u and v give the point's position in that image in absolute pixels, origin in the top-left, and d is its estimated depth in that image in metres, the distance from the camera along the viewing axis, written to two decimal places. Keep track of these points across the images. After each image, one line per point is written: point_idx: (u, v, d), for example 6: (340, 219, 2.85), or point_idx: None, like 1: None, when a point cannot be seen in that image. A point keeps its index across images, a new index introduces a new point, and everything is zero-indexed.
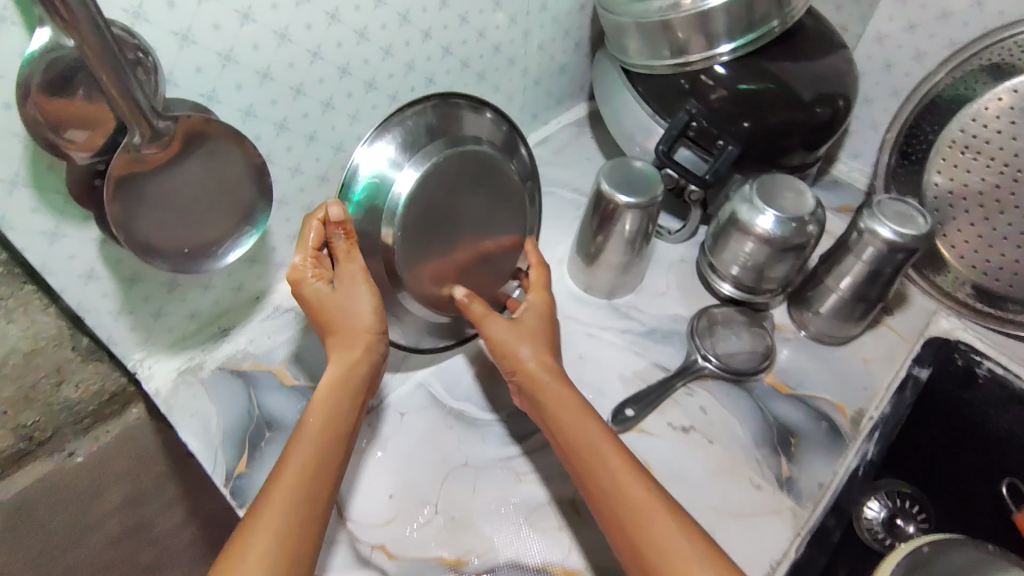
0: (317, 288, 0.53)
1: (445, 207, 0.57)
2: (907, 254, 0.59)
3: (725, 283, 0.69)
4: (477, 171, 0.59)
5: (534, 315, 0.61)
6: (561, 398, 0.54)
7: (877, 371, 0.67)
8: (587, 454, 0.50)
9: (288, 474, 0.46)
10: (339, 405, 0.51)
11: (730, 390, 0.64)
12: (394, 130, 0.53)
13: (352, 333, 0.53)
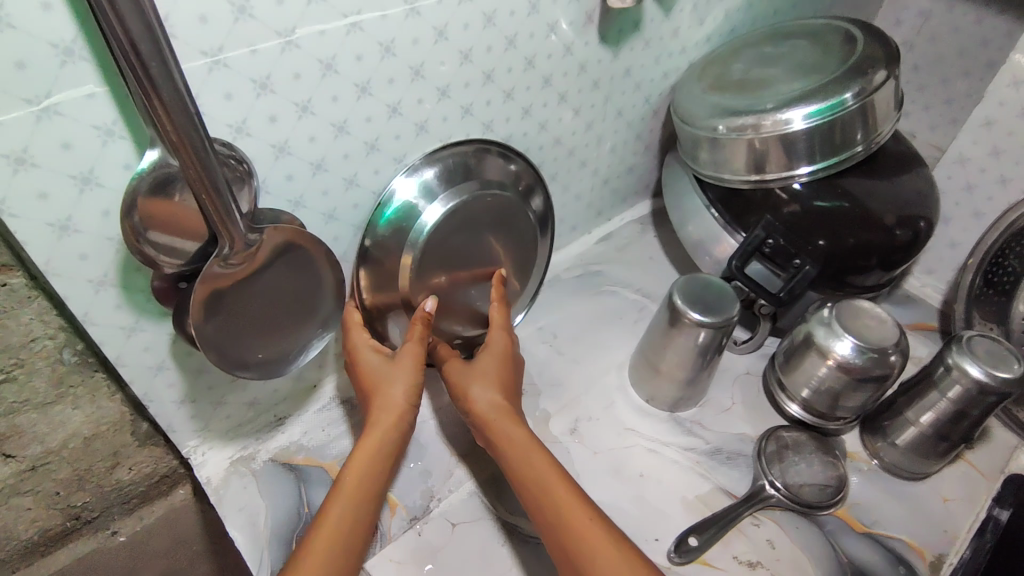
0: (372, 358, 0.56)
1: (459, 244, 0.62)
2: (998, 397, 0.56)
3: (793, 404, 0.67)
4: (494, 215, 0.63)
5: (490, 358, 0.60)
6: (504, 431, 0.55)
7: (957, 511, 0.63)
8: (532, 479, 0.51)
9: (324, 532, 0.47)
10: (374, 468, 0.52)
11: (799, 523, 0.60)
12: (436, 165, 0.58)
13: (389, 400, 0.54)
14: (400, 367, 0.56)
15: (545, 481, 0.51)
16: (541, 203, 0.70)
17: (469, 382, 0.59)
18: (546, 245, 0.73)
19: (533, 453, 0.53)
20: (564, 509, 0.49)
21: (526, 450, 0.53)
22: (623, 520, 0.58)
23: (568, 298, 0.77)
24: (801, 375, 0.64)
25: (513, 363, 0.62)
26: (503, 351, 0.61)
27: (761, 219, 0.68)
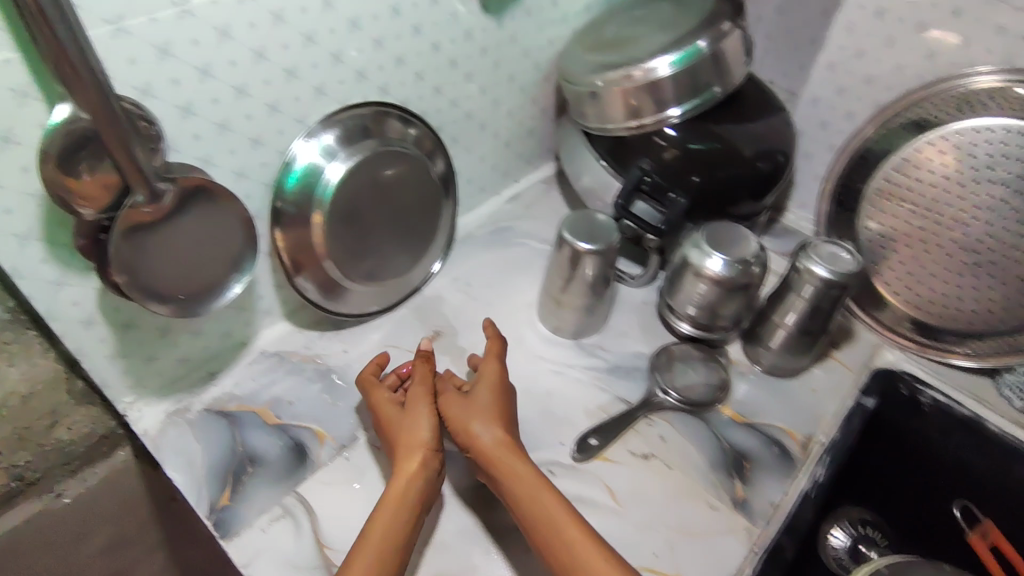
0: (391, 411, 0.61)
1: (369, 201, 0.67)
2: (840, 289, 0.66)
3: (683, 323, 0.75)
4: (399, 172, 0.69)
5: (485, 391, 0.62)
6: (512, 470, 0.56)
7: (824, 399, 0.73)
8: (545, 527, 0.53)
9: None
10: (397, 515, 0.53)
11: (688, 420, 0.69)
12: (335, 128, 0.64)
13: (410, 446, 0.58)
14: (416, 415, 0.60)
15: (558, 525, 0.52)
16: (441, 168, 0.77)
17: (469, 419, 0.60)
18: (450, 206, 0.80)
19: (544, 495, 0.54)
20: (583, 554, 0.51)
21: (538, 497, 0.54)
22: (531, 431, 0.66)
23: (481, 250, 0.84)
24: (685, 297, 0.72)
25: (507, 395, 0.63)
26: (499, 383, 0.63)
27: (640, 161, 0.77)
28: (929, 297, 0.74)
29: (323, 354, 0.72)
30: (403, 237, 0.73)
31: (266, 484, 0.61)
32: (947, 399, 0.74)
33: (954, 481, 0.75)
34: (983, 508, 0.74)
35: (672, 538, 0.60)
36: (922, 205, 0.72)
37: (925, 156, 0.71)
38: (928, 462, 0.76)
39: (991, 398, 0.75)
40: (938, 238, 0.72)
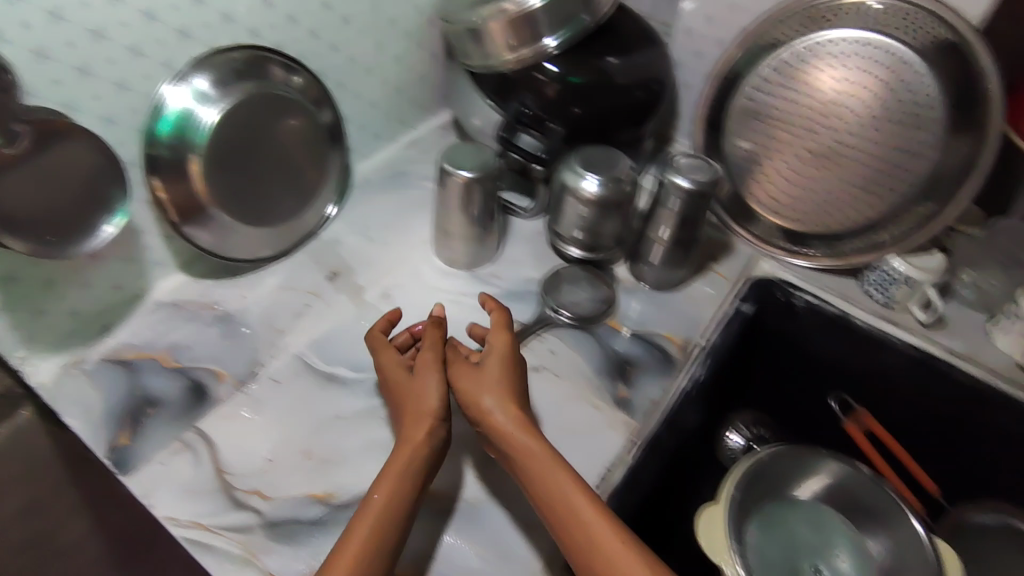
0: (401, 379, 0.61)
1: (248, 144, 0.68)
2: (703, 198, 0.70)
3: (573, 247, 0.79)
4: (277, 115, 0.70)
5: (494, 360, 0.61)
6: (520, 445, 0.55)
7: (703, 307, 0.79)
8: (558, 505, 0.52)
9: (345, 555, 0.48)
10: (397, 485, 0.53)
11: (575, 334, 0.74)
12: (207, 71, 0.64)
13: (416, 415, 0.58)
14: (424, 382, 0.59)
15: (570, 502, 0.51)
16: (332, 117, 0.78)
17: (479, 392, 0.59)
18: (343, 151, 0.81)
19: (554, 472, 0.53)
20: (593, 532, 0.50)
21: (551, 473, 0.53)
22: None
23: (379, 195, 0.86)
24: (569, 221, 0.76)
25: (517, 366, 0.62)
26: (507, 353, 0.62)
27: (519, 95, 0.80)
28: (790, 206, 0.81)
29: (221, 300, 0.73)
30: (291, 180, 0.74)
31: (165, 424, 0.62)
32: (817, 299, 0.81)
33: (829, 374, 0.84)
34: (858, 398, 0.83)
35: (561, 437, 0.64)
36: (779, 121, 0.78)
37: (778, 74, 0.76)
38: (808, 361, 0.84)
39: (855, 295, 0.82)
40: (793, 150, 0.78)
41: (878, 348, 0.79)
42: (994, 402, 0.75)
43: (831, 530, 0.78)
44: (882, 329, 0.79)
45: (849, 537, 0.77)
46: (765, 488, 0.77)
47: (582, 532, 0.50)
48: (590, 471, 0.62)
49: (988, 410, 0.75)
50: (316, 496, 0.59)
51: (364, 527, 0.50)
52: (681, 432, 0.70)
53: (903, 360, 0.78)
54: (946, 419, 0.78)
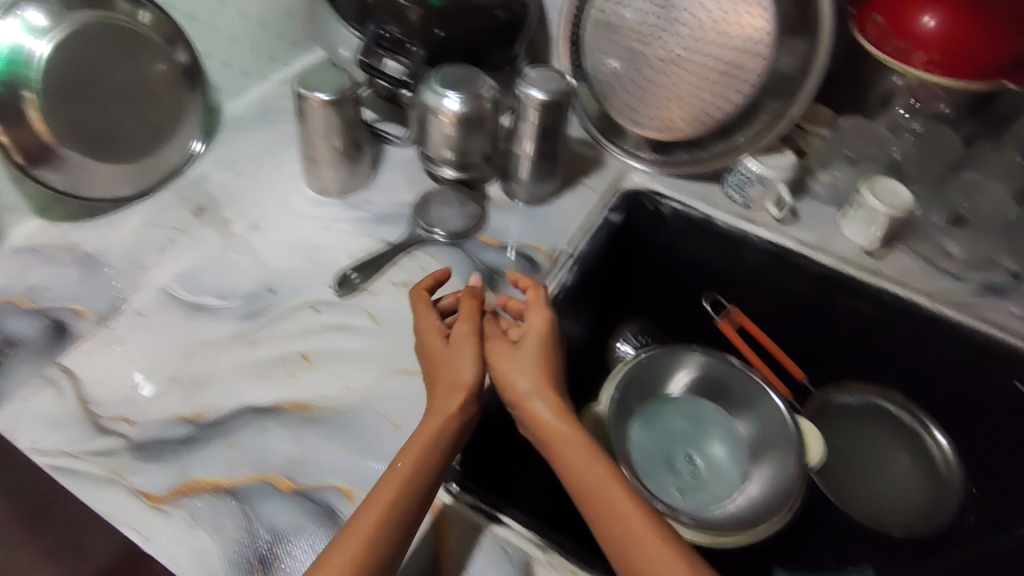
0: (439, 347, 0.60)
1: (86, 77, 0.67)
2: (557, 108, 0.72)
3: (446, 168, 0.79)
4: (117, 48, 0.69)
5: (535, 340, 0.61)
6: (556, 431, 0.56)
7: (572, 217, 0.81)
8: (594, 491, 0.53)
9: (366, 519, 0.49)
10: (425, 459, 0.53)
11: (446, 250, 0.76)
12: (40, 5, 0.63)
13: (451, 387, 0.57)
14: (461, 352, 0.59)
15: (602, 489, 0.53)
16: (187, 56, 0.77)
17: (515, 372, 0.59)
18: (200, 91, 0.81)
19: (589, 458, 0.55)
20: (622, 518, 0.51)
21: (584, 460, 0.55)
22: (296, 279, 0.71)
23: (249, 132, 0.85)
24: (434, 142, 0.76)
25: (556, 348, 0.62)
26: (548, 332, 0.62)
27: (378, 19, 0.80)
28: (654, 116, 0.83)
29: (82, 242, 0.71)
30: (141, 115, 0.73)
31: (25, 363, 0.62)
32: (683, 206, 0.86)
33: (701, 277, 0.88)
34: (728, 296, 0.87)
35: None
36: (634, 30, 0.79)
37: None
38: (682, 266, 0.89)
39: (718, 200, 0.86)
40: (650, 59, 0.80)
41: (738, 247, 0.84)
42: (841, 286, 0.81)
43: (708, 420, 0.83)
44: (742, 229, 0.84)
45: (723, 424, 0.83)
46: (639, 390, 0.83)
47: (616, 521, 0.51)
48: None
49: (837, 295, 0.81)
50: (184, 416, 0.60)
51: (388, 493, 0.51)
52: None
53: (762, 256, 0.83)
54: (805, 310, 0.84)
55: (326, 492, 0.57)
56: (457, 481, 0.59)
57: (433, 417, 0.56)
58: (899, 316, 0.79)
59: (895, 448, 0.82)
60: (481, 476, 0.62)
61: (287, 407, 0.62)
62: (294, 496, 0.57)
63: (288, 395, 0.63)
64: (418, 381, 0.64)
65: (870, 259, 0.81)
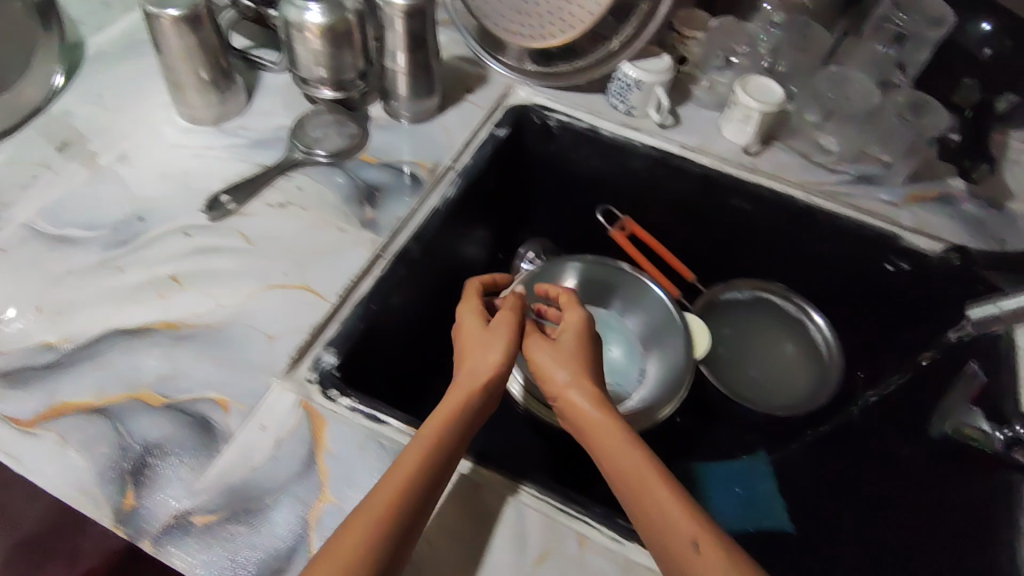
0: (473, 333, 0.63)
1: None
2: (422, 15, 0.71)
3: (325, 89, 0.78)
4: None
5: (570, 334, 0.64)
6: (588, 416, 0.57)
7: (454, 133, 0.81)
8: (629, 475, 0.52)
9: (389, 485, 0.49)
10: (450, 434, 0.54)
11: (323, 169, 0.75)
12: None
13: (480, 363, 0.60)
14: (494, 333, 0.62)
15: (633, 469, 0.52)
16: None
17: (549, 362, 0.62)
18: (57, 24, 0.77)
19: (622, 440, 0.54)
20: (654, 497, 0.50)
21: (616, 440, 0.54)
22: (167, 206, 0.70)
23: (116, 65, 0.82)
24: (305, 60, 0.75)
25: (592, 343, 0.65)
26: (586, 329, 0.65)
27: None
28: (530, 25, 0.83)
29: None
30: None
31: None
32: (569, 118, 0.85)
33: (591, 187, 0.90)
34: (621, 208, 0.91)
35: (302, 260, 0.67)
36: None
37: None
38: (577, 178, 0.90)
39: (601, 109, 0.86)
40: None
41: (624, 154, 0.84)
42: (721, 184, 0.81)
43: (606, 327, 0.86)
44: (626, 137, 0.84)
45: (620, 329, 0.86)
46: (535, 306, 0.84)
47: (648, 500, 0.50)
48: (331, 283, 0.66)
49: (718, 193, 0.82)
50: (50, 343, 0.60)
51: (411, 464, 0.50)
52: (433, 247, 0.74)
53: (646, 161, 0.84)
54: (691, 211, 0.86)
55: (198, 404, 0.58)
56: (337, 388, 0.60)
57: (462, 391, 0.58)
58: (777, 209, 0.81)
59: (781, 336, 0.88)
60: (358, 380, 0.64)
61: (157, 326, 0.62)
62: (165, 410, 0.58)
63: (160, 315, 0.63)
64: (292, 295, 0.65)
65: (747, 157, 0.83)
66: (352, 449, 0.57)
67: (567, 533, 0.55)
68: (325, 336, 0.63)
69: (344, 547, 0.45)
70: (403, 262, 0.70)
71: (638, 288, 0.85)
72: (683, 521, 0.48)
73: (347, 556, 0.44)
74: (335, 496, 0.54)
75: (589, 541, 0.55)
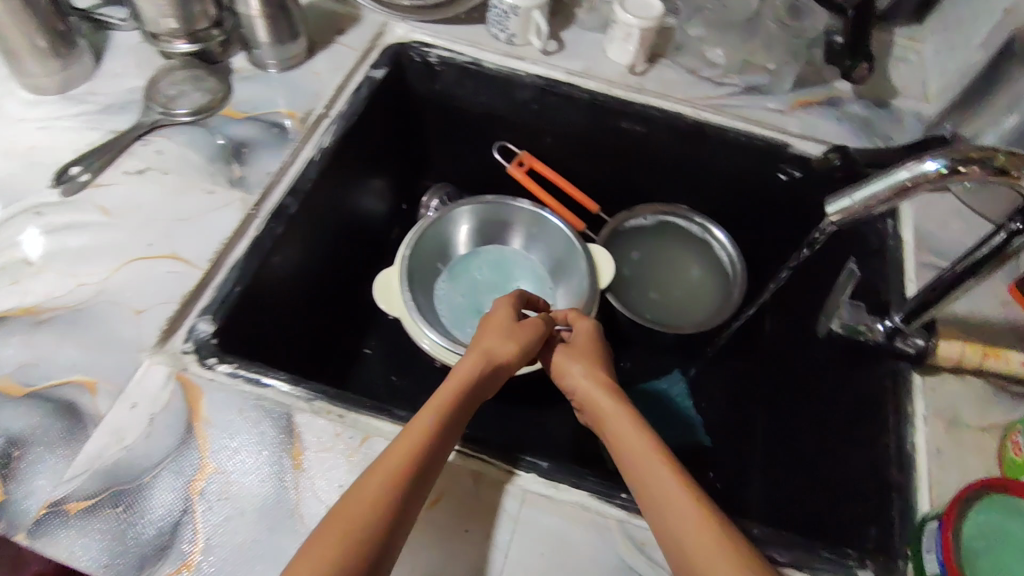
0: (503, 316, 0.65)
1: None
2: None
3: (180, 42, 0.72)
4: None
5: (587, 338, 0.68)
6: (600, 405, 0.60)
7: (327, 79, 0.77)
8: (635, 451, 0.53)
9: (408, 442, 0.50)
10: (462, 407, 0.55)
11: (186, 130, 0.70)
12: None
13: (503, 346, 0.62)
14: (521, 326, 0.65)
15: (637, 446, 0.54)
16: None
17: (570, 364, 0.65)
18: None
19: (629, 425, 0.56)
20: (658, 474, 0.51)
21: (627, 422, 0.56)
22: (14, 186, 0.65)
23: None
24: (147, 12, 0.69)
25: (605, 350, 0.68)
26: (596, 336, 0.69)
27: None
28: None
29: None
30: None
31: None
32: (449, 52, 0.81)
33: (484, 125, 0.87)
34: (515, 142, 0.88)
35: (168, 227, 0.63)
36: None
37: None
38: (467, 116, 0.87)
39: (483, 41, 0.82)
40: None
41: (510, 87, 0.81)
42: (610, 108, 0.79)
43: (514, 264, 0.85)
44: (510, 67, 0.81)
45: (526, 264, 0.85)
46: (436, 254, 0.83)
47: (652, 477, 0.51)
48: (201, 249, 0.63)
49: (608, 117, 0.80)
50: None
51: (427, 429, 0.51)
52: (314, 202, 0.71)
53: (532, 91, 0.81)
54: (586, 138, 0.84)
55: (63, 389, 0.55)
56: (215, 356, 0.57)
57: (481, 366, 0.60)
58: (667, 129, 0.79)
59: (690, 261, 0.88)
60: (240, 345, 0.62)
61: (14, 314, 0.58)
62: (27, 400, 0.54)
63: (14, 302, 0.59)
64: (158, 265, 0.61)
65: (634, 77, 0.81)
66: (233, 414, 0.55)
67: (461, 472, 0.54)
68: (198, 304, 0.60)
69: (363, 499, 0.45)
70: (279, 218, 0.66)
71: (538, 221, 0.83)
72: (679, 494, 0.49)
73: (365, 510, 0.45)
74: (217, 465, 0.52)
75: (484, 477, 0.54)
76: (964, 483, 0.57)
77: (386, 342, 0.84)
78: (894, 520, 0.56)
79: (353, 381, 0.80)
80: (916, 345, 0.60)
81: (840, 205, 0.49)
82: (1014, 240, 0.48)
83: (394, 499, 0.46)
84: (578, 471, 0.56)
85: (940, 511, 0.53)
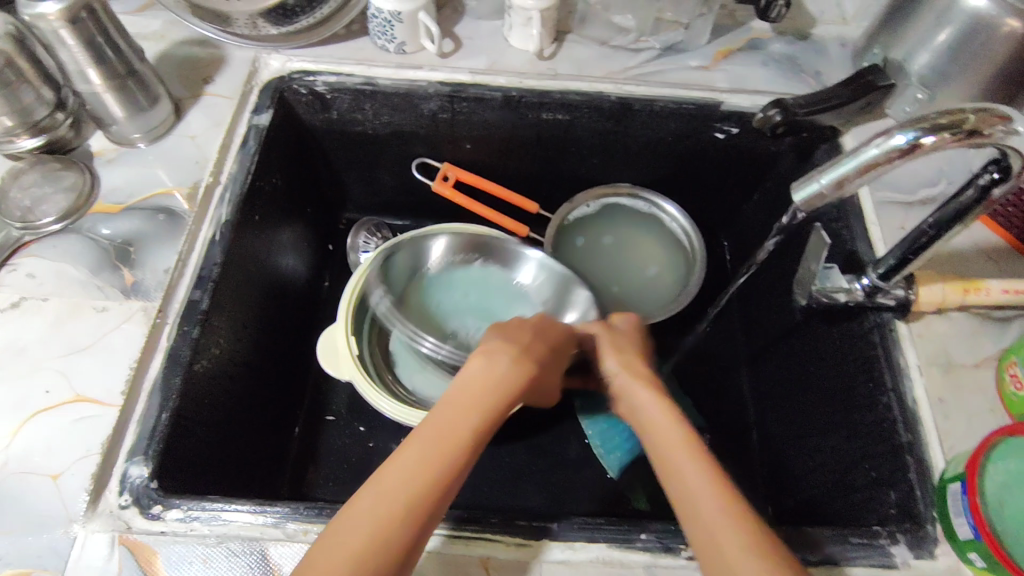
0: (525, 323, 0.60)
1: None
2: (90, 13, 0.56)
3: (23, 137, 0.62)
4: None
5: (627, 335, 0.64)
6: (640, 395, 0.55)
7: (204, 140, 0.67)
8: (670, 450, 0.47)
9: (423, 441, 0.43)
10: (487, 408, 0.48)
11: (56, 242, 0.60)
12: None
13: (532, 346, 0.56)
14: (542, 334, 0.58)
15: (670, 442, 0.48)
16: None
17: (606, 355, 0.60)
18: None
19: (663, 422, 0.50)
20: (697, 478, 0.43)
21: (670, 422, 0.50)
22: None
23: None
24: None
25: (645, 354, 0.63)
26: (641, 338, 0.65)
27: None
28: None
29: None
30: None
31: None
32: (336, 76, 0.71)
33: (395, 146, 0.79)
34: (433, 156, 0.81)
35: (65, 365, 0.54)
36: None
37: None
38: (373, 139, 0.78)
39: (371, 55, 0.73)
40: None
41: (413, 101, 0.73)
42: (527, 103, 0.72)
43: (499, 302, 0.78)
44: (408, 80, 0.72)
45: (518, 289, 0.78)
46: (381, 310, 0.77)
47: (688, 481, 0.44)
48: (109, 383, 0.54)
49: (528, 112, 0.73)
50: None
51: (448, 428, 0.45)
52: (228, 288, 0.62)
53: (438, 101, 0.72)
54: (508, 137, 0.77)
55: None
56: (159, 503, 0.50)
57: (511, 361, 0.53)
58: (592, 112, 0.73)
59: (649, 244, 0.83)
60: (180, 475, 0.54)
61: None
62: None
63: None
64: (65, 414, 0.53)
65: (544, 62, 0.74)
66: (197, 567, 0.48)
67: (469, 562, 0.50)
68: (123, 446, 0.52)
69: (363, 508, 0.39)
70: (191, 319, 0.57)
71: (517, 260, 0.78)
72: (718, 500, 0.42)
73: (361, 519, 0.38)
74: None
75: (492, 559, 0.50)
76: (973, 430, 0.55)
77: (350, 404, 0.78)
78: (913, 483, 0.54)
79: (322, 456, 0.74)
80: (897, 298, 0.57)
81: (807, 192, 0.44)
82: (991, 191, 0.45)
83: (407, 518, 0.39)
84: (588, 522, 0.51)
85: (957, 472, 0.51)
